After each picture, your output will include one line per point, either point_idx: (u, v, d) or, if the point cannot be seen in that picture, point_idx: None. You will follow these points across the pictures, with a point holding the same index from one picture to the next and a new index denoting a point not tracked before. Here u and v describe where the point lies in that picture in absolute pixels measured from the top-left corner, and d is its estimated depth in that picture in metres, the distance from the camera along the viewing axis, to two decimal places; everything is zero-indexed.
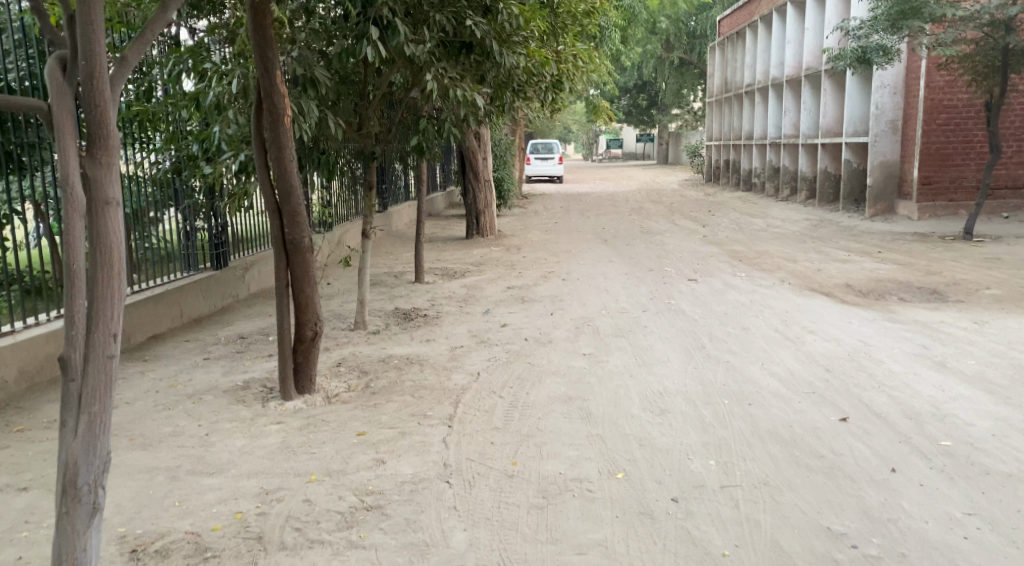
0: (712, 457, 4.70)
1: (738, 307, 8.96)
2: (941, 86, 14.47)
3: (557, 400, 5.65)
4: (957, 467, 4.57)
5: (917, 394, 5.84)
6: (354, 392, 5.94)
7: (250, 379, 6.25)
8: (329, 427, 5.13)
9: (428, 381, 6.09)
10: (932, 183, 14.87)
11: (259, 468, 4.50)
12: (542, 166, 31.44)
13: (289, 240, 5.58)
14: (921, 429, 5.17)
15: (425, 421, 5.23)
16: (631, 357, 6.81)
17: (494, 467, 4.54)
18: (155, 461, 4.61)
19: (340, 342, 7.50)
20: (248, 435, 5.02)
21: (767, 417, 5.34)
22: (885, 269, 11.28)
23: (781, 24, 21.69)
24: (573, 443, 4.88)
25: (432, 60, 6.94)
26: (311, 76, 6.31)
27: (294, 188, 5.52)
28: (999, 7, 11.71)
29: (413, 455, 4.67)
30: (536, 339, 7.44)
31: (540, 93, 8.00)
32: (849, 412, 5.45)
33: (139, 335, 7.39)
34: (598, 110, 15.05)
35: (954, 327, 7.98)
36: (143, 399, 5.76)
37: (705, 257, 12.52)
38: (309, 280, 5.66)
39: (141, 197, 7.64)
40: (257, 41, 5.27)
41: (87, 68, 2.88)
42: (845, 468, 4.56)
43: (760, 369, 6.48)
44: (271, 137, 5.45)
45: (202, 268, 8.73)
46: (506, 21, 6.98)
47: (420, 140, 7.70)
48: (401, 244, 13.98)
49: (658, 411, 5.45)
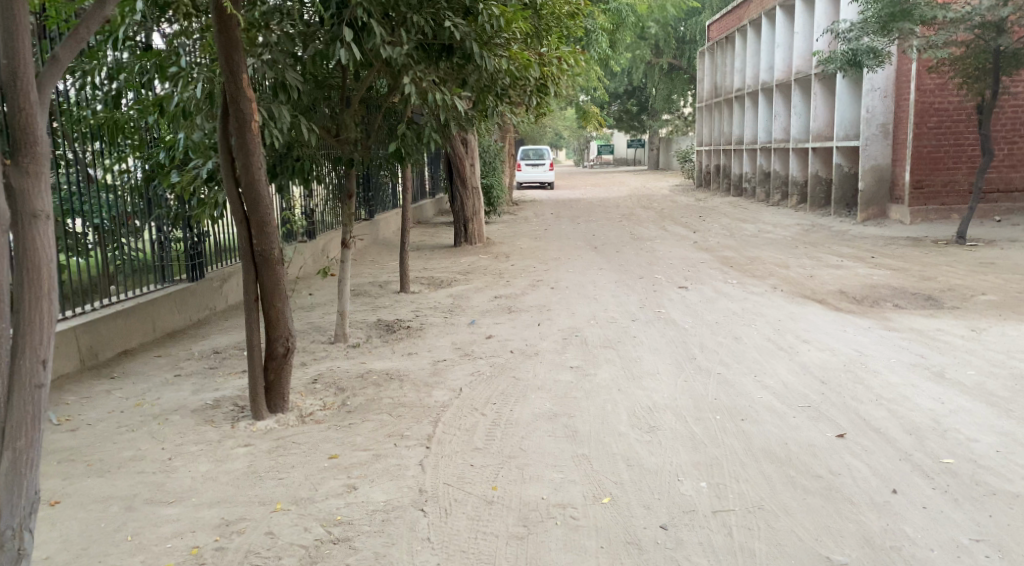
0: (703, 478, 4.46)
1: (729, 316, 8.73)
2: (932, 89, 14.26)
3: (542, 417, 5.40)
4: (959, 487, 4.34)
5: (916, 407, 5.60)
6: (329, 410, 5.68)
7: (220, 397, 5.97)
8: (300, 450, 4.87)
9: (407, 398, 5.82)
10: (923, 187, 14.68)
11: (222, 497, 4.23)
12: (532, 173, 31.20)
13: (258, 252, 5.31)
14: (922, 445, 4.93)
15: (402, 441, 4.96)
16: (620, 370, 6.56)
17: (473, 492, 4.28)
18: (111, 489, 4.33)
19: (318, 357, 7.23)
20: (212, 459, 4.74)
21: (761, 435, 5.09)
22: (879, 275, 11.08)
23: (770, 28, 21.54)
24: (558, 464, 4.63)
25: (411, 64, 6.68)
26: (282, 80, 6.04)
27: (263, 197, 5.26)
28: (990, 9, 11.55)
29: (387, 480, 4.40)
30: (522, 351, 7.19)
31: (523, 97, 7.75)
32: (846, 428, 5.21)
33: (109, 351, 7.09)
34: (588, 116, 14.82)
35: (953, 335, 7.76)
36: (106, 421, 5.47)
37: (696, 263, 12.30)
38: (279, 294, 5.40)
39: (115, 207, 7.37)
40: (223, 43, 5.03)
41: (10, 70, 2.82)
42: (844, 490, 4.32)
43: (753, 382, 6.23)
44: (238, 145, 5.20)
45: (178, 280, 8.44)
46: (487, 22, 6.75)
47: (400, 146, 7.43)
48: (388, 253, 13.71)
49: (648, 429, 5.19)
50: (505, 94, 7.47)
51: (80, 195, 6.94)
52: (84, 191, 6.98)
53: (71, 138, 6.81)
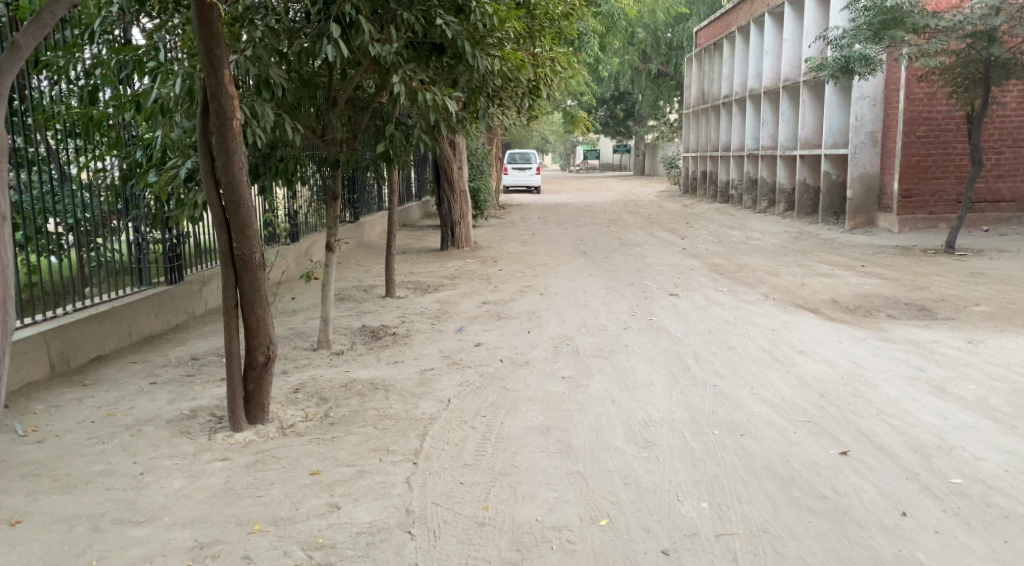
0: (704, 498, 4.26)
1: (723, 325, 8.54)
2: (921, 98, 14.18)
3: (534, 430, 5.19)
4: (971, 510, 4.16)
5: (919, 423, 5.42)
6: (312, 421, 5.44)
7: (197, 407, 5.71)
8: (280, 465, 4.63)
9: (393, 410, 5.58)
10: (911, 196, 14.57)
11: (196, 515, 4.00)
12: (519, 177, 31.00)
13: (238, 256, 5.07)
14: (928, 463, 4.75)
15: (388, 457, 4.73)
16: (614, 381, 6.35)
17: (463, 513, 4.06)
18: (78, 507, 4.09)
19: (300, 364, 6.99)
20: (187, 474, 4.49)
21: (761, 451, 4.90)
22: (871, 284, 10.94)
23: (759, 34, 21.42)
24: (552, 483, 4.41)
25: (400, 62, 6.49)
26: (266, 77, 5.81)
27: (244, 199, 5.03)
28: (982, 18, 11.43)
29: (371, 500, 4.17)
30: (512, 360, 6.97)
31: (515, 99, 7.57)
32: (849, 445, 5.02)
33: (81, 356, 6.80)
34: (576, 120, 14.63)
35: (950, 347, 7.60)
36: (75, 432, 5.21)
37: (686, 270, 12.13)
38: (260, 299, 5.16)
39: (89, 207, 7.13)
40: (204, 37, 4.81)
41: None
42: (852, 512, 4.13)
43: (750, 395, 6.04)
44: (218, 143, 4.96)
45: (156, 283, 8.18)
46: (480, 21, 6.56)
47: (388, 147, 7.22)
48: (373, 256, 13.48)
49: (644, 444, 4.99)
50: (496, 95, 7.35)
51: (53, 194, 6.72)
52: (57, 191, 6.76)
53: (44, 134, 6.59)
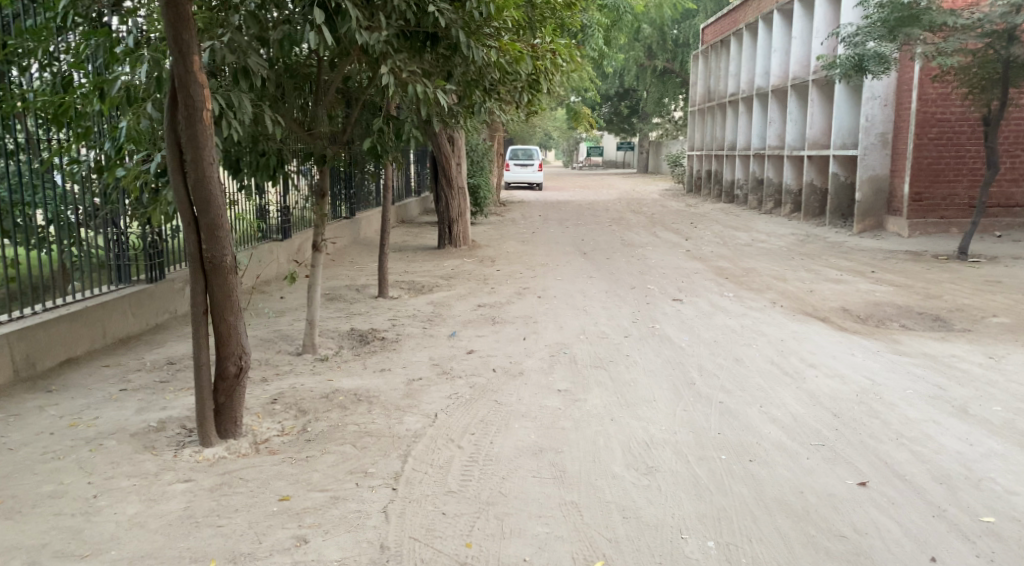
0: (710, 536, 3.88)
1: (728, 333, 8.15)
2: (934, 99, 13.73)
3: (526, 451, 4.80)
4: (1007, 556, 3.78)
5: (942, 449, 5.00)
6: (287, 437, 5.05)
7: (166, 419, 5.32)
8: (248, 488, 4.24)
9: (374, 426, 5.17)
10: (922, 200, 14.11)
11: (146, 550, 3.63)
12: (521, 173, 30.56)
13: (206, 258, 4.68)
14: (955, 497, 4.34)
15: (365, 481, 4.34)
16: (613, 396, 5.94)
17: (444, 551, 3.69)
18: (16, 538, 3.72)
19: (281, 371, 6.59)
20: (144, 499, 4.10)
21: (773, 480, 4.49)
22: (882, 290, 10.56)
23: (767, 31, 20.96)
24: (543, 515, 4.01)
25: (389, 52, 6.06)
26: (245, 65, 5.25)
27: (214, 196, 4.64)
28: (1002, 16, 10.81)
29: (343, 532, 3.80)
30: (506, 370, 6.57)
31: (513, 93, 7.11)
32: (868, 474, 4.60)
33: (49, 360, 6.38)
34: (579, 117, 14.19)
35: (969, 363, 7.17)
36: (31, 446, 4.82)
37: (690, 273, 11.71)
38: (230, 305, 4.78)
39: (60, 199, 6.73)
40: (171, 19, 4.38)
41: None
42: (876, 556, 3.76)
43: (758, 414, 5.62)
44: (186, 136, 4.55)
45: (135, 281, 7.75)
46: (477, 10, 6.11)
47: (376, 143, 6.64)
48: (367, 253, 13.06)
49: (645, 469, 4.60)
50: (493, 89, 6.83)
51: (32, 185, 6.43)
52: (36, 180, 6.47)
53: (23, 122, 6.33)
